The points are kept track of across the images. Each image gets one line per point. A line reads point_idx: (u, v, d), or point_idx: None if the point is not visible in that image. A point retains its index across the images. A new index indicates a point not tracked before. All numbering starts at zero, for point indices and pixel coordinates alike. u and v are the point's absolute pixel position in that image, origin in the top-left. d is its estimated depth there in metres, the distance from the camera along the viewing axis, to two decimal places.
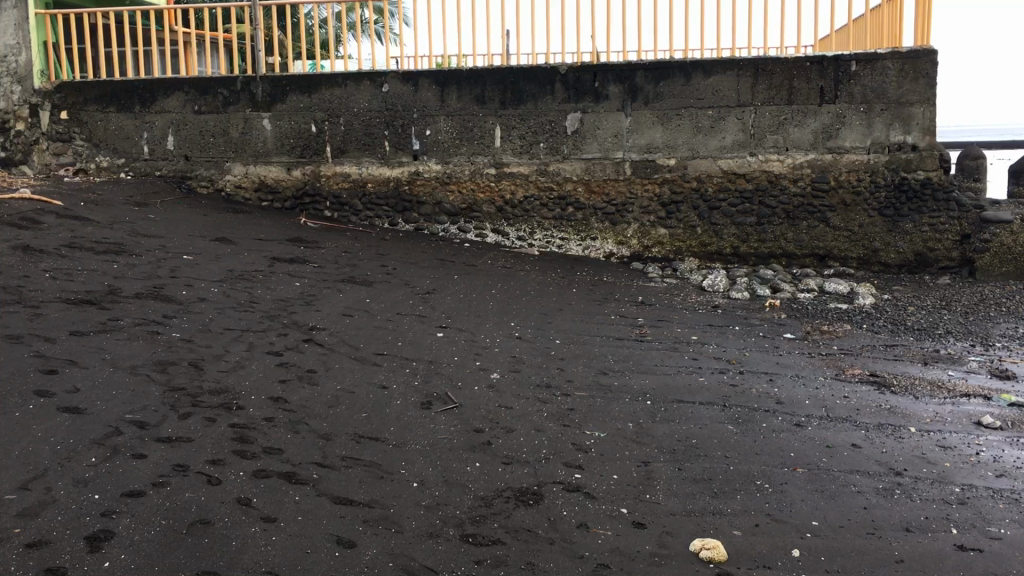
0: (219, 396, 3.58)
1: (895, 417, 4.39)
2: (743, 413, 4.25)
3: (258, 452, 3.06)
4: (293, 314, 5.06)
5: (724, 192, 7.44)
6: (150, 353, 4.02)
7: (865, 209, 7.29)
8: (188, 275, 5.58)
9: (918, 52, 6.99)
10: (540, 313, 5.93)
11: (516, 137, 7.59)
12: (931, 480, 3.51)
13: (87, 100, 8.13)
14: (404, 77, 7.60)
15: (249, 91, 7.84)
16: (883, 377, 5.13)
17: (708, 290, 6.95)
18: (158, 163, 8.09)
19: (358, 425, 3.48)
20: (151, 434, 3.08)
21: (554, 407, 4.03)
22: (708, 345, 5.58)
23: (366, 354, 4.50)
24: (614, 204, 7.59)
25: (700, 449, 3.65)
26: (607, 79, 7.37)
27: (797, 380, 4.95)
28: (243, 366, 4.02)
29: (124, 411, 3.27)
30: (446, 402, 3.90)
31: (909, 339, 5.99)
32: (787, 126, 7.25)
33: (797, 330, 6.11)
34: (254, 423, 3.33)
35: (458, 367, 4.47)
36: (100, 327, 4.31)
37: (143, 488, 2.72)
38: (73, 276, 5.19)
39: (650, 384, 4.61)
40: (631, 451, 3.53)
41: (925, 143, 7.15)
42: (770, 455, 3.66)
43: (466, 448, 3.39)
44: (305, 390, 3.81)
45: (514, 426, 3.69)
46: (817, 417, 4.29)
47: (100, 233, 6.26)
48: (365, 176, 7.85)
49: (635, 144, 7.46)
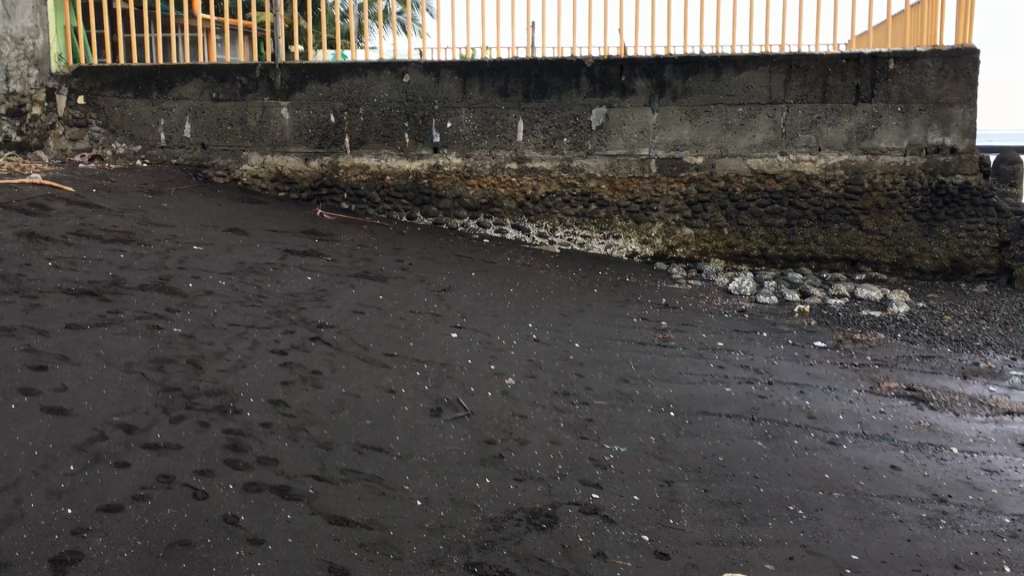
0: (216, 398, 3.37)
1: (935, 436, 4.10)
2: (772, 428, 3.99)
3: (251, 463, 2.84)
4: (301, 310, 4.84)
5: (752, 191, 7.15)
6: (148, 349, 3.83)
7: (900, 212, 6.97)
8: (196, 266, 5.39)
9: (959, 51, 6.68)
10: (559, 314, 5.69)
11: (539, 130, 7.33)
12: (979, 509, 3.24)
13: (104, 85, 7.97)
14: (425, 67, 7.37)
15: (268, 79, 7.65)
16: (921, 391, 4.84)
17: (734, 294, 6.68)
18: (174, 150, 7.92)
19: (363, 434, 3.26)
20: (138, 440, 2.88)
21: (571, 417, 3.79)
22: (735, 353, 5.31)
23: (375, 355, 4.28)
24: (638, 202, 7.32)
25: (728, 468, 3.40)
26: (635, 74, 7.11)
27: (829, 393, 4.67)
28: (245, 365, 3.81)
29: (112, 413, 3.07)
30: (456, 410, 3.66)
31: (945, 350, 5.70)
32: (820, 125, 6.96)
33: (828, 339, 5.82)
34: (249, 429, 3.12)
35: (471, 371, 4.24)
36: (98, 320, 4.12)
37: (121, 502, 2.52)
38: (77, 265, 5.00)
39: (672, 393, 4.36)
40: (653, 469, 3.29)
41: (965, 146, 6.84)
42: (803, 477, 3.39)
43: (476, 461, 3.16)
44: (308, 394, 3.60)
45: (528, 438, 3.45)
46: (852, 435, 4.02)
47: (109, 220, 6.09)
48: (383, 167, 7.62)
49: (662, 140, 7.19)
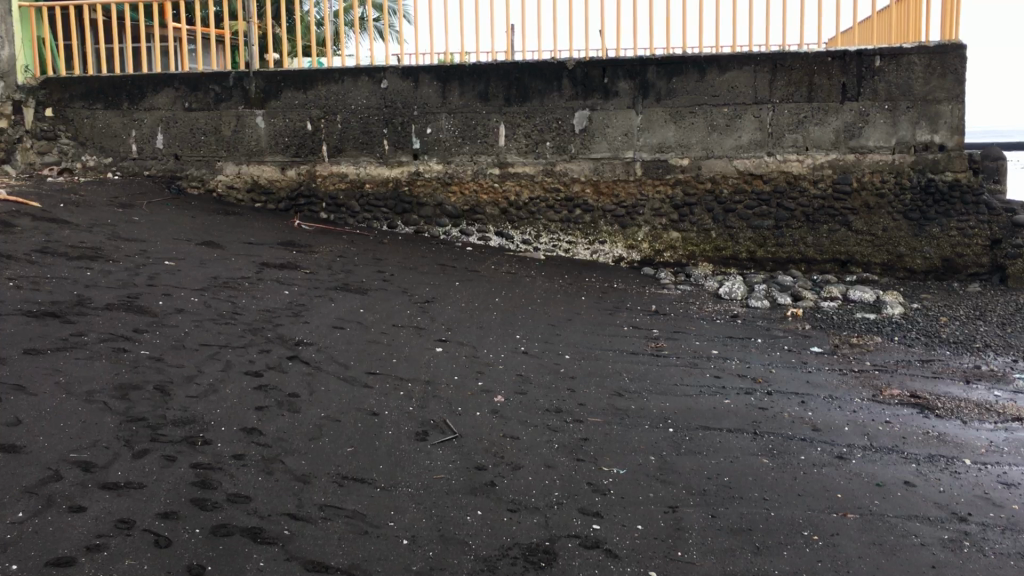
0: (185, 428, 3.13)
1: (946, 447, 3.91)
2: (777, 443, 3.78)
3: (220, 503, 2.62)
4: (278, 327, 4.59)
5: (740, 193, 6.97)
6: (113, 375, 3.58)
7: (890, 212, 6.82)
8: (168, 283, 5.13)
9: (945, 47, 6.54)
10: (547, 324, 5.47)
11: (521, 135, 7.12)
12: (1002, 528, 3.05)
13: (72, 96, 7.68)
14: (402, 72, 7.14)
15: (241, 87, 7.39)
16: (926, 398, 4.65)
17: (725, 298, 6.49)
18: (146, 162, 7.64)
19: (344, 463, 3.03)
20: (96, 480, 2.65)
21: (565, 436, 3.58)
22: (731, 361, 5.11)
23: (357, 374, 4.04)
24: (624, 206, 7.13)
25: (735, 490, 3.19)
26: (617, 75, 6.91)
27: (832, 403, 4.48)
28: (216, 390, 3.56)
29: (69, 450, 2.83)
30: (443, 433, 3.44)
31: (945, 353, 5.53)
32: (807, 124, 6.80)
33: (825, 344, 5.64)
34: (219, 462, 2.89)
35: (458, 389, 4.01)
36: (60, 345, 3.86)
37: (74, 554, 2.29)
38: (41, 285, 4.73)
39: (670, 407, 4.15)
40: (656, 494, 3.08)
41: (954, 143, 6.70)
42: (814, 497, 3.19)
43: (466, 491, 2.94)
44: (284, 419, 3.36)
45: (521, 462, 3.23)
46: (860, 447, 3.83)
47: (77, 236, 5.83)
48: (362, 175, 7.38)
49: (646, 142, 7.01)
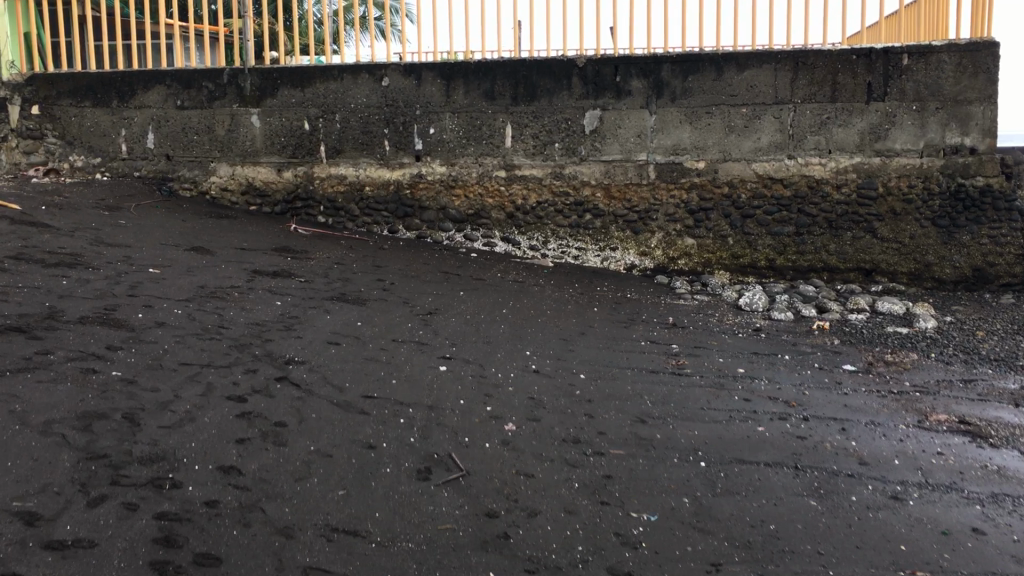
0: (152, 467, 2.74)
1: (1009, 484, 3.49)
2: (822, 480, 3.37)
3: (184, 568, 2.26)
4: (267, 343, 4.18)
5: (759, 198, 6.56)
6: (79, 401, 3.17)
7: (918, 218, 6.40)
8: (151, 292, 4.72)
9: (977, 45, 6.13)
10: (559, 338, 5.06)
11: (528, 136, 6.72)
12: None
13: (60, 93, 7.28)
14: (404, 69, 6.74)
15: (235, 85, 6.98)
16: (976, 425, 4.23)
17: (745, 310, 6.08)
18: (136, 162, 7.24)
19: (334, 511, 2.64)
20: (39, 538, 2.28)
21: (586, 473, 3.17)
22: (759, 381, 4.70)
23: (352, 399, 3.62)
24: (637, 211, 6.72)
25: (785, 541, 2.78)
26: (630, 74, 6.50)
27: (874, 430, 4.06)
28: (193, 420, 3.15)
29: (13, 498, 2.46)
30: (448, 470, 3.03)
31: (986, 371, 5.11)
32: (830, 126, 6.39)
33: (857, 361, 5.22)
34: (189, 511, 2.51)
35: (464, 416, 3.59)
36: (22, 365, 3.46)
37: None
38: (10, 295, 4.32)
39: (698, 436, 3.74)
40: (694, 547, 2.68)
41: (985, 146, 6.28)
42: (876, 550, 2.78)
43: (476, 547, 2.55)
44: (267, 455, 2.95)
45: (537, 507, 2.83)
46: (914, 485, 3.41)
47: (57, 241, 5.42)
48: (361, 177, 6.98)
49: (661, 144, 6.59)
